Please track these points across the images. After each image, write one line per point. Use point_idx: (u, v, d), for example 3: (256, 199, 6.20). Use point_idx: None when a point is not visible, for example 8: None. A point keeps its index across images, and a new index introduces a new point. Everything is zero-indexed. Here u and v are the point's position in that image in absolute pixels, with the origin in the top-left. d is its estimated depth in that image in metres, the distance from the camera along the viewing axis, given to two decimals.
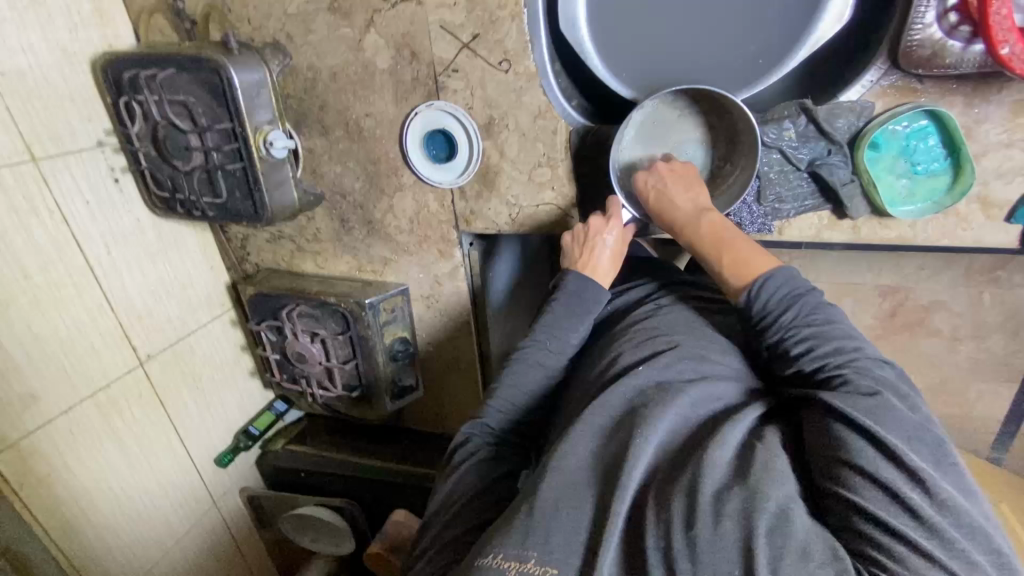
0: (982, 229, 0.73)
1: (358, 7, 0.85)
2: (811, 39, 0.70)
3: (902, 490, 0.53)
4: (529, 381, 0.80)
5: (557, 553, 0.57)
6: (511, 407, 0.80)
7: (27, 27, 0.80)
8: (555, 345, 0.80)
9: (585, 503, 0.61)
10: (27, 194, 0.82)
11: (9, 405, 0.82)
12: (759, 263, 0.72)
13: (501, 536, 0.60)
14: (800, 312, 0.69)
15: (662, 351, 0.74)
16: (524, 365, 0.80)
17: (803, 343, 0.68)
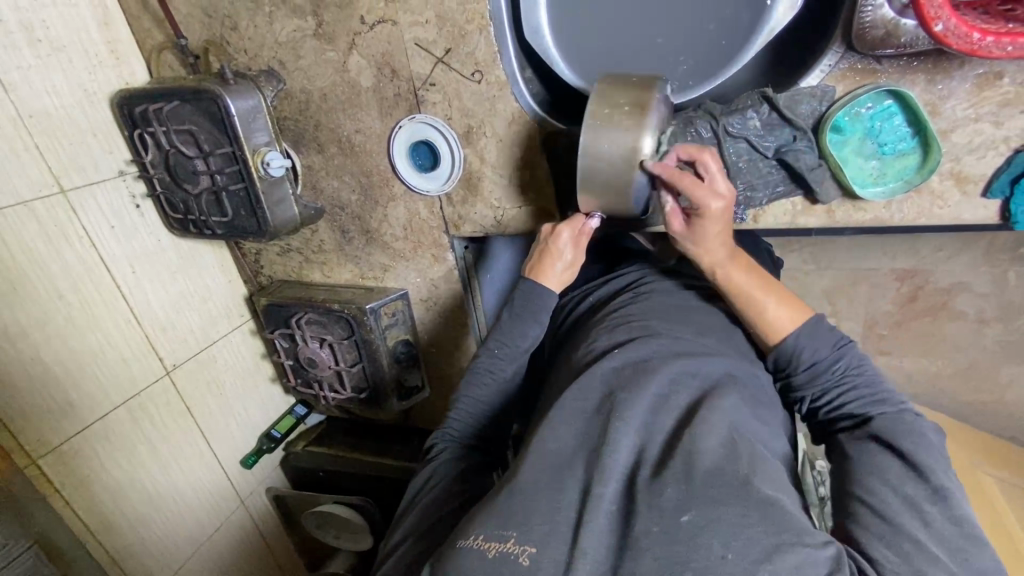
0: (959, 206, 0.72)
1: (340, 31, 0.91)
2: (767, 27, 0.72)
3: (923, 506, 0.59)
4: (486, 387, 0.86)
5: (536, 535, 0.57)
6: (472, 414, 0.85)
7: (52, 72, 0.90)
8: (510, 348, 0.86)
9: (566, 485, 0.61)
10: (58, 222, 0.92)
11: (51, 411, 0.91)
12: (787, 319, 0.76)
13: (482, 518, 0.60)
14: (840, 362, 0.75)
15: (636, 335, 0.76)
16: (481, 371, 0.86)
17: (845, 391, 0.74)
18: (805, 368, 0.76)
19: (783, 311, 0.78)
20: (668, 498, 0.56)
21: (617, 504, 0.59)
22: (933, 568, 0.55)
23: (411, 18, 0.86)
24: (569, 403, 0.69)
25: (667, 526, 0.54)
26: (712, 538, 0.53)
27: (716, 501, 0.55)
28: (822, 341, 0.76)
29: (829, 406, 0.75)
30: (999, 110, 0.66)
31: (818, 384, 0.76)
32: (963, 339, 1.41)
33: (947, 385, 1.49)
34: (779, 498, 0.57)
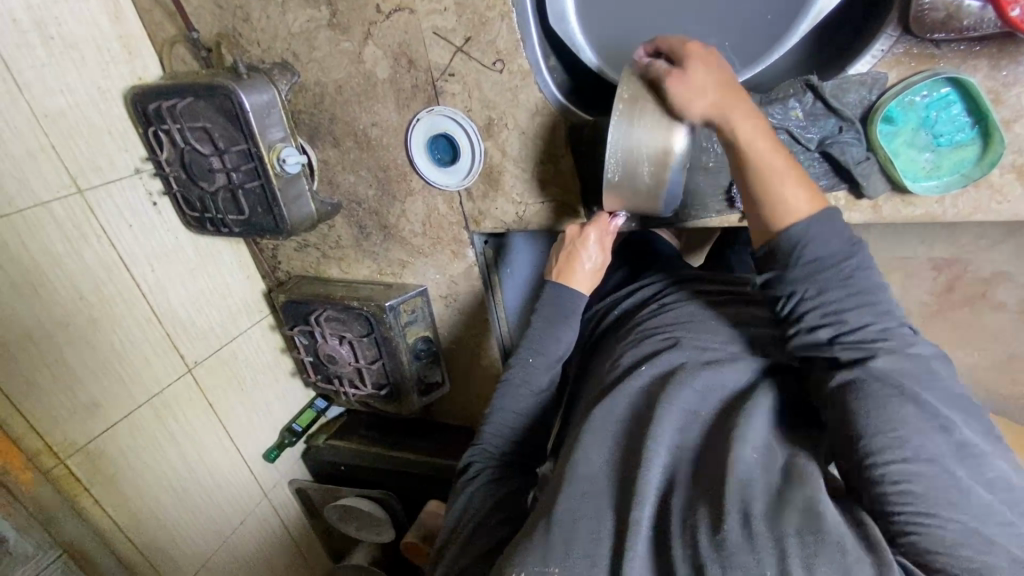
0: (1021, 201, 0.67)
1: (355, 20, 0.87)
2: (813, 11, 0.68)
3: (957, 472, 0.52)
4: (519, 402, 0.84)
5: (578, 568, 0.58)
6: (507, 430, 0.84)
7: (64, 69, 0.87)
8: (540, 361, 0.83)
9: (603, 514, 0.61)
10: (77, 222, 0.91)
11: (75, 413, 0.91)
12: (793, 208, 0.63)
13: (520, 556, 0.60)
14: (846, 265, 0.61)
15: (661, 348, 0.75)
16: (514, 386, 0.84)
17: (851, 300, 0.61)
18: (811, 261, 0.62)
19: (795, 195, 0.63)
20: (699, 515, 0.57)
21: (651, 526, 0.59)
22: (993, 557, 0.49)
23: (429, 6, 0.82)
24: (597, 421, 0.70)
25: (694, 544, 0.55)
26: (751, 554, 0.51)
27: (750, 514, 0.54)
28: (834, 233, 0.61)
29: (823, 317, 0.62)
30: None
31: (820, 283, 0.62)
32: (1002, 330, 1.35)
33: (984, 378, 1.43)
34: (818, 505, 0.54)
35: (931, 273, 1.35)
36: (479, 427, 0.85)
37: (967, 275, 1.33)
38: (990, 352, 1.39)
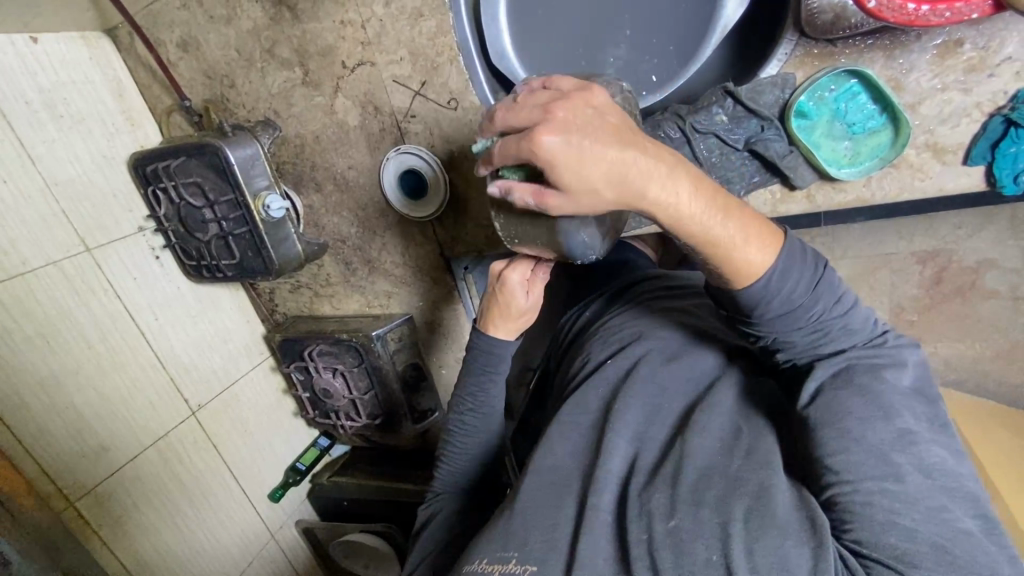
0: (942, 175, 0.72)
1: (325, 77, 0.97)
2: (720, 25, 0.79)
3: (892, 458, 0.54)
4: (468, 443, 0.88)
5: (537, 552, 0.62)
6: (459, 467, 0.89)
7: (74, 143, 0.99)
8: (479, 407, 0.87)
9: (564, 502, 0.66)
10: (85, 278, 0.99)
11: (85, 456, 0.96)
12: (752, 255, 0.60)
13: (484, 545, 0.66)
14: (817, 298, 0.62)
15: (626, 344, 0.82)
16: (456, 430, 0.89)
17: (812, 330, 0.63)
18: (775, 313, 0.62)
19: (755, 248, 0.60)
20: (654, 503, 0.61)
21: (612, 515, 0.63)
22: (916, 543, 0.51)
23: (387, 57, 0.92)
24: (569, 417, 0.75)
25: (655, 532, 0.59)
26: (696, 542, 0.56)
27: (700, 503, 0.59)
28: (801, 278, 0.61)
29: (792, 344, 0.65)
30: (966, 77, 0.67)
31: (789, 326, 0.64)
32: (1001, 318, 1.34)
33: (990, 369, 1.41)
34: (768, 489, 0.58)
35: (917, 267, 1.36)
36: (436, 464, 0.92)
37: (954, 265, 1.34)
38: (992, 342, 1.38)
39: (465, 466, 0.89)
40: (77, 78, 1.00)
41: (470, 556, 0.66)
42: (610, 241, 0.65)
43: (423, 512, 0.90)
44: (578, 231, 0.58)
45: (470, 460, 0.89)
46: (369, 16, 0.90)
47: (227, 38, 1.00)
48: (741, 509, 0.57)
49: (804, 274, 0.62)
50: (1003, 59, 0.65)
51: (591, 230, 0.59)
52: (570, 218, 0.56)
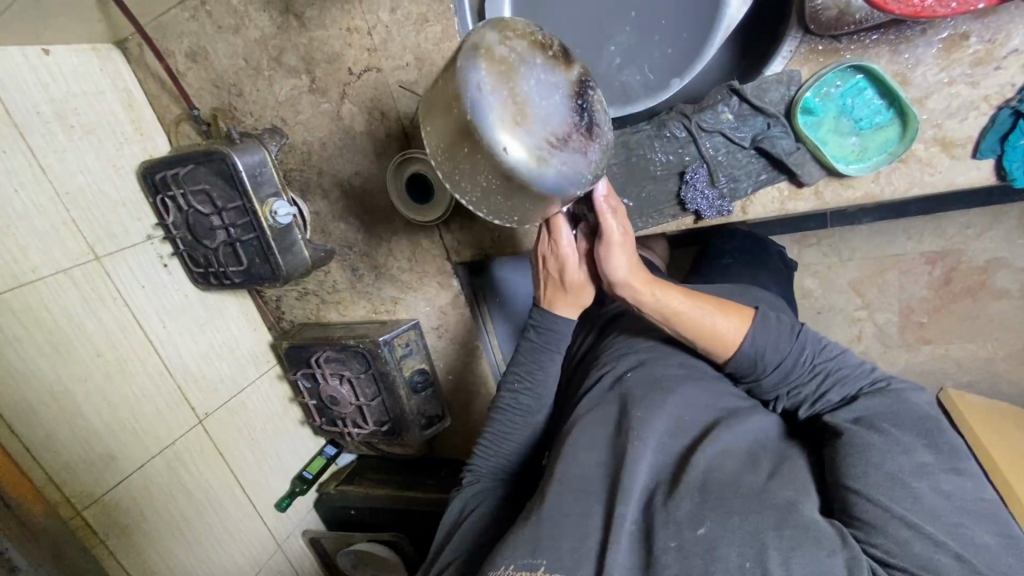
0: (953, 169, 0.73)
1: (332, 84, 0.99)
2: (724, 23, 0.80)
3: (911, 483, 0.57)
4: (514, 427, 0.88)
5: (567, 562, 0.58)
6: (499, 450, 0.88)
7: (84, 152, 1.00)
8: (534, 391, 0.88)
9: (591, 511, 0.63)
10: (95, 285, 0.99)
11: (92, 463, 0.96)
12: (731, 329, 0.74)
13: (509, 550, 0.62)
14: (804, 350, 0.73)
15: (645, 359, 0.80)
16: (505, 410, 0.89)
17: (818, 381, 0.72)
18: (776, 369, 0.73)
19: (728, 322, 0.75)
20: (681, 514, 0.58)
21: (637, 524, 0.61)
22: (939, 553, 0.52)
23: (392, 63, 0.94)
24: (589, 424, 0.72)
25: (683, 542, 0.56)
26: (730, 548, 0.54)
27: (732, 512, 0.57)
28: (779, 336, 0.73)
29: (806, 400, 0.73)
30: (972, 70, 0.68)
31: (792, 379, 0.73)
32: (1012, 318, 1.33)
33: (1003, 370, 1.39)
34: (799, 504, 0.58)
35: (925, 267, 1.35)
36: (474, 448, 0.89)
37: (963, 266, 1.34)
38: (1005, 343, 1.36)
39: (506, 448, 0.88)
40: (89, 90, 1.01)
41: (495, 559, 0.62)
42: (591, 152, 0.62)
43: (457, 501, 0.85)
44: (534, 166, 0.58)
45: (512, 443, 0.88)
46: (375, 23, 0.92)
47: (235, 48, 1.02)
48: (771, 521, 0.56)
49: (787, 330, 0.74)
50: (1009, 51, 0.66)
51: (546, 159, 0.58)
52: (516, 163, 0.58)
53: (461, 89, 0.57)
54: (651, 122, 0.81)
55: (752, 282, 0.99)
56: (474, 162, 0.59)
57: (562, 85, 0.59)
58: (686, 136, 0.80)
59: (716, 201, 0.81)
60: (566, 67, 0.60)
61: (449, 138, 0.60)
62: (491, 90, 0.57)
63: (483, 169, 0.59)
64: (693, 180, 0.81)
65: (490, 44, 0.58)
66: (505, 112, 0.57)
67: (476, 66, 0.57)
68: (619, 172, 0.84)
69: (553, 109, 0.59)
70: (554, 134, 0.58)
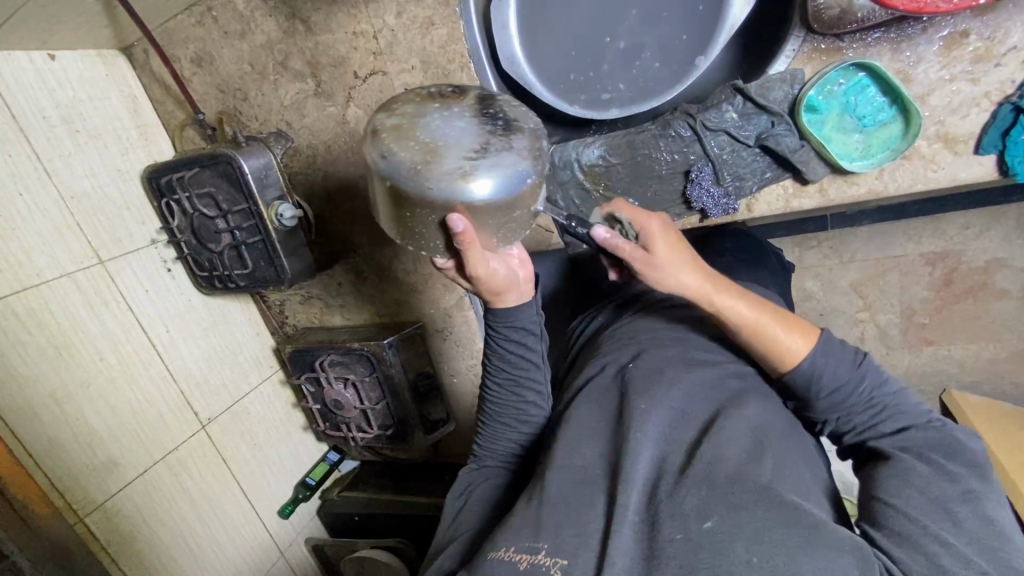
0: (954, 165, 0.74)
1: (337, 87, 1.00)
2: (728, 22, 0.82)
3: None
4: (508, 396, 0.84)
5: (570, 547, 0.58)
6: (500, 421, 0.85)
7: (89, 156, 1.00)
8: (527, 356, 0.83)
9: (596, 499, 0.61)
10: (99, 289, 0.99)
11: (95, 469, 0.95)
12: (797, 345, 0.68)
13: (509, 532, 0.61)
14: (864, 381, 0.67)
15: (645, 349, 0.77)
16: (491, 398, 0.85)
17: (870, 411, 0.67)
18: (830, 396, 0.68)
19: (790, 336, 0.69)
20: (688, 506, 0.57)
21: (643, 514, 0.59)
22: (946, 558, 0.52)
23: (398, 66, 0.95)
24: (592, 415, 0.71)
25: (689, 533, 0.55)
26: (737, 542, 0.53)
27: (738, 506, 0.56)
28: (841, 360, 0.68)
29: (858, 428, 0.68)
30: (973, 67, 0.69)
31: (844, 408, 0.68)
32: (1012, 318, 1.34)
33: (1006, 371, 1.39)
34: (803, 504, 0.57)
35: (926, 268, 1.36)
36: (477, 421, 0.88)
37: (963, 266, 1.34)
38: (1007, 344, 1.36)
39: (504, 435, 0.85)
40: (94, 94, 1.02)
41: (494, 541, 0.61)
42: (520, 144, 0.61)
43: (465, 477, 0.85)
44: (473, 187, 0.58)
45: (509, 429, 0.85)
46: (381, 27, 0.93)
47: (241, 52, 1.02)
48: (779, 518, 0.54)
49: (847, 358, 0.68)
50: (1009, 48, 0.67)
51: (490, 174, 0.58)
52: (471, 197, 0.58)
53: (373, 165, 0.60)
54: (655, 123, 0.83)
55: (757, 281, 0.99)
56: (421, 219, 0.61)
57: (455, 117, 0.59)
58: (691, 135, 0.81)
59: (723, 199, 0.82)
60: (456, 99, 0.62)
61: (392, 209, 0.63)
62: (400, 163, 0.58)
63: (431, 219, 0.61)
64: (699, 179, 0.81)
65: (384, 121, 0.60)
66: (408, 159, 0.58)
67: (377, 142, 0.60)
68: (623, 172, 0.86)
69: (462, 135, 0.59)
70: (474, 155, 0.58)
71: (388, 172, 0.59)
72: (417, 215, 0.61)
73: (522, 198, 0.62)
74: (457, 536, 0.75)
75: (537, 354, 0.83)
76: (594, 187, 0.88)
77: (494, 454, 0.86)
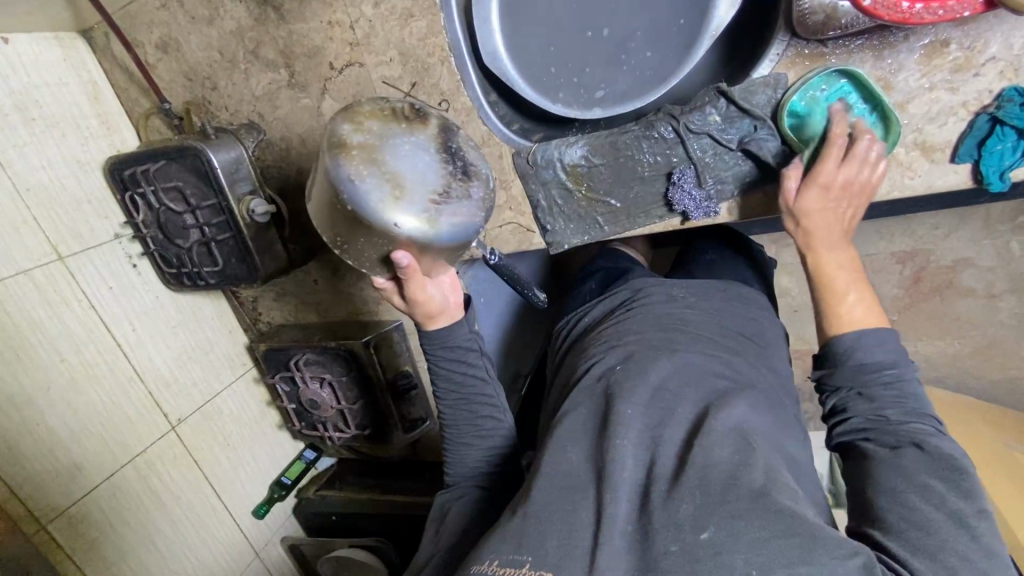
0: (931, 173, 0.75)
1: (312, 78, 0.96)
2: (712, 25, 0.81)
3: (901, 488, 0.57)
4: (464, 415, 0.85)
5: (555, 556, 0.57)
6: (461, 441, 0.86)
7: (46, 146, 0.94)
8: (474, 373, 0.84)
9: (583, 506, 0.60)
10: (57, 287, 0.94)
11: (56, 476, 0.91)
12: (864, 318, 0.69)
13: (497, 541, 0.61)
14: (899, 369, 0.66)
15: (630, 352, 0.75)
16: (448, 418, 0.86)
17: (894, 398, 0.64)
18: (858, 365, 0.67)
19: (864, 312, 0.69)
20: (682, 514, 0.55)
21: (630, 524, 0.58)
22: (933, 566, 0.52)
23: (376, 58, 0.92)
24: (575, 418, 0.70)
25: (685, 544, 0.53)
26: (735, 555, 0.52)
27: (735, 515, 0.54)
28: (894, 348, 0.67)
29: (869, 416, 0.65)
30: (952, 76, 0.70)
31: (862, 383, 0.66)
32: (976, 316, 1.38)
33: (968, 366, 1.44)
34: (799, 509, 0.55)
35: (897, 266, 1.39)
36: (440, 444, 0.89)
37: (932, 265, 1.37)
38: (972, 341, 1.41)
39: (468, 452, 0.86)
40: (51, 81, 0.96)
41: (477, 556, 0.60)
42: (473, 193, 0.67)
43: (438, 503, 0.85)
44: (426, 228, 0.64)
45: (470, 448, 0.85)
46: (357, 16, 0.89)
47: (209, 39, 0.98)
48: (775, 525, 0.52)
49: (896, 349, 0.66)
50: (988, 58, 0.68)
51: (446, 221, 0.65)
52: (421, 238, 0.64)
53: (334, 181, 0.63)
54: (638, 123, 0.83)
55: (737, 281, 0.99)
56: (374, 243, 0.66)
57: (421, 155, 0.65)
58: (674, 137, 0.82)
59: (703, 202, 0.83)
60: (421, 125, 0.67)
61: (343, 224, 0.66)
62: (364, 189, 0.62)
63: (384, 245, 0.65)
64: (682, 182, 0.82)
65: (351, 139, 0.64)
66: (367, 186, 0.62)
67: (341, 162, 0.63)
68: (607, 173, 0.87)
69: (424, 172, 0.64)
70: (433, 197, 0.64)
71: (347, 194, 0.63)
72: (371, 240, 0.65)
73: (463, 244, 0.69)
74: (437, 562, 0.75)
75: (481, 367, 0.85)
76: (577, 186, 0.89)
77: (464, 475, 0.85)
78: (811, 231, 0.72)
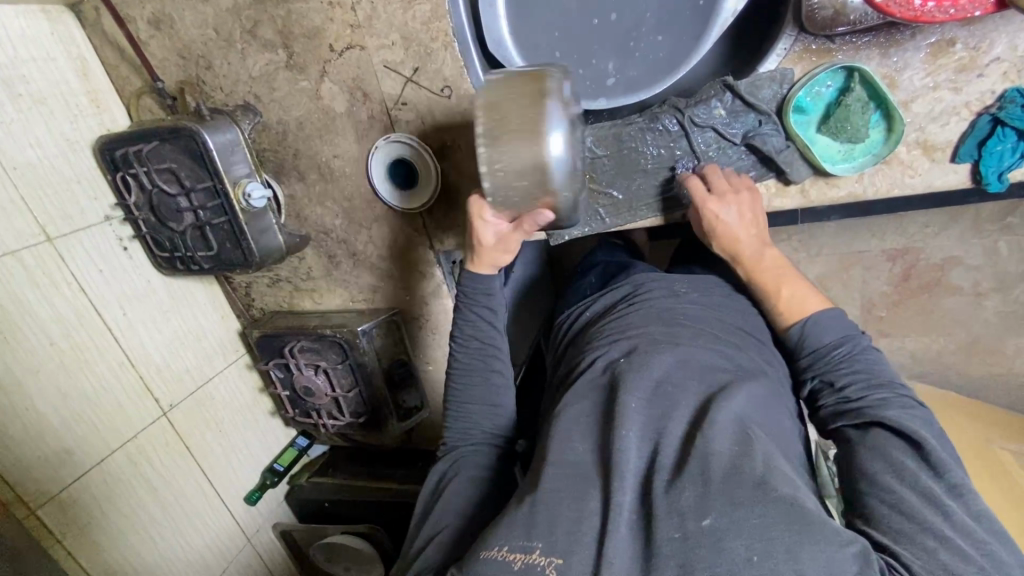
0: (931, 172, 0.76)
1: (311, 60, 0.94)
2: (722, 17, 0.81)
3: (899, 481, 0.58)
4: (474, 373, 0.89)
5: (561, 544, 0.58)
6: (467, 401, 0.89)
7: (34, 124, 0.91)
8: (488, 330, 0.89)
9: (588, 495, 0.61)
10: (46, 270, 0.92)
11: (47, 461, 0.90)
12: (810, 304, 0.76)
13: (503, 529, 0.61)
14: (844, 347, 0.72)
15: (632, 346, 0.75)
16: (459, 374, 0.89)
17: (848, 374, 0.70)
18: (813, 351, 0.74)
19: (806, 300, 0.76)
20: (684, 502, 0.56)
21: (635, 513, 0.59)
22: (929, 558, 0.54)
23: (378, 41, 0.90)
24: (579, 409, 0.70)
25: (689, 533, 0.54)
26: (736, 541, 0.52)
27: (736, 502, 0.55)
28: (837, 327, 0.74)
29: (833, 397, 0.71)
30: (956, 76, 0.71)
31: (820, 367, 0.73)
32: (962, 313, 1.41)
33: (952, 363, 1.47)
34: (800, 497, 0.55)
35: (888, 263, 1.41)
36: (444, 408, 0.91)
37: (922, 262, 1.39)
38: (957, 337, 1.43)
39: (472, 414, 0.88)
40: (39, 56, 0.92)
41: (486, 542, 0.61)
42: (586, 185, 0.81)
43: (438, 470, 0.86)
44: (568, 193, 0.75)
45: (477, 403, 0.88)
46: None
47: (204, 17, 0.95)
48: (780, 516, 0.53)
49: (837, 327, 0.74)
50: (992, 59, 0.69)
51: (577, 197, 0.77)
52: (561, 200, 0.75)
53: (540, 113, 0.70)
54: (643, 115, 0.83)
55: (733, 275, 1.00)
56: (530, 178, 0.72)
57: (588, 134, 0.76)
58: (678, 130, 0.82)
59: None
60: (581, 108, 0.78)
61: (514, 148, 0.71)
62: (558, 134, 0.70)
63: (538, 182, 0.73)
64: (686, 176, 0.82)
65: (559, 89, 0.72)
66: (561, 132, 0.71)
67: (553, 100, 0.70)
68: (610, 164, 0.86)
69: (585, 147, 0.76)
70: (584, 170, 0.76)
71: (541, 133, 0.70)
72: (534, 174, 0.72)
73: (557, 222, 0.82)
74: (445, 530, 0.75)
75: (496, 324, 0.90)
76: None
77: (464, 442, 0.87)
78: (737, 251, 0.79)
